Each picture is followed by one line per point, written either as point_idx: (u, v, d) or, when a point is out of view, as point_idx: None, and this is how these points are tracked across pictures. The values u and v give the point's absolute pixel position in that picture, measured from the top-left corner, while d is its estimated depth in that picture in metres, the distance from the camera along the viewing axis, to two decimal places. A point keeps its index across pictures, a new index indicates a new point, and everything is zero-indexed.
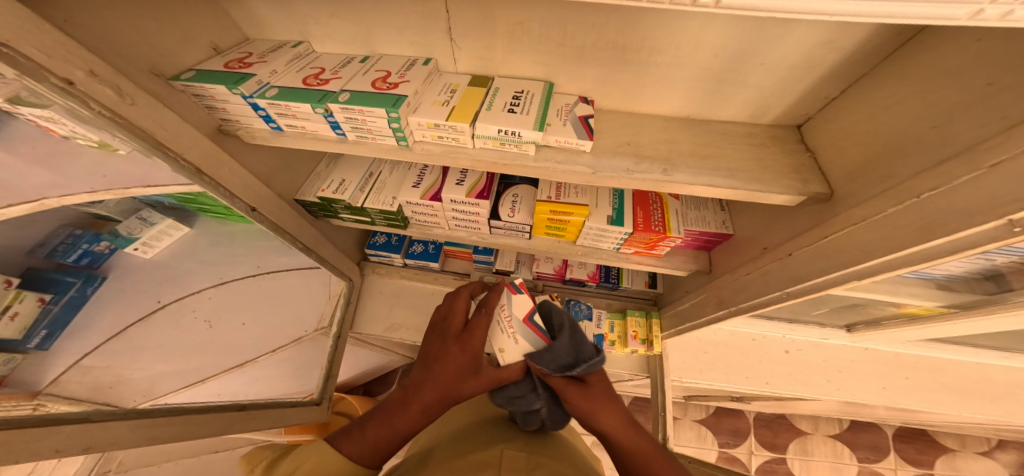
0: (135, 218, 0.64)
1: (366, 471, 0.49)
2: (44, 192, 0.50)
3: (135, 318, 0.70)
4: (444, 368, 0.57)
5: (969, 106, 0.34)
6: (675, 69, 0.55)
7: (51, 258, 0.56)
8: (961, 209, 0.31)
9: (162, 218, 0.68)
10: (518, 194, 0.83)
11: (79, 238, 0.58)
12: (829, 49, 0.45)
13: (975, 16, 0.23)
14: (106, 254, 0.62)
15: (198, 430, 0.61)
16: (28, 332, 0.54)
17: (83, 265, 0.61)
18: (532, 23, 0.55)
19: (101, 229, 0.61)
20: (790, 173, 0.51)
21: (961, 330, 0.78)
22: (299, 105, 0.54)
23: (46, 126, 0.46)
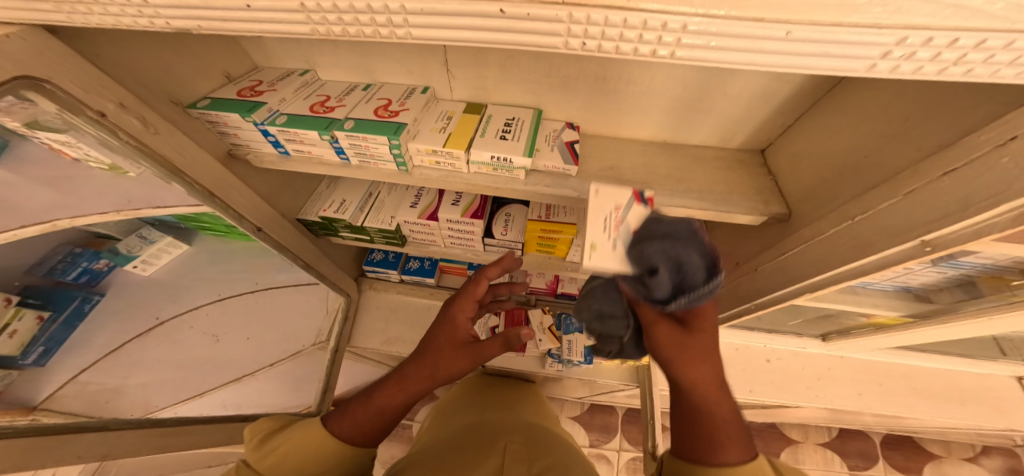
0: (134, 237, 0.70)
1: (356, 449, 0.50)
2: (54, 213, 0.56)
3: (129, 336, 0.77)
4: (432, 342, 0.55)
5: (894, 136, 0.39)
6: (650, 99, 0.61)
7: (49, 276, 0.61)
8: (886, 229, 0.36)
9: (162, 236, 0.74)
10: (511, 213, 0.88)
11: (79, 256, 0.64)
12: (782, 82, 0.52)
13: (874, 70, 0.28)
14: (104, 271, 0.69)
15: (203, 441, 0.62)
16: (27, 348, 0.59)
17: (83, 283, 0.67)
18: (520, 58, 0.61)
19: (100, 248, 0.66)
20: (755, 194, 0.57)
21: (925, 338, 0.84)
22: (307, 132, 0.58)
23: (59, 150, 0.50)
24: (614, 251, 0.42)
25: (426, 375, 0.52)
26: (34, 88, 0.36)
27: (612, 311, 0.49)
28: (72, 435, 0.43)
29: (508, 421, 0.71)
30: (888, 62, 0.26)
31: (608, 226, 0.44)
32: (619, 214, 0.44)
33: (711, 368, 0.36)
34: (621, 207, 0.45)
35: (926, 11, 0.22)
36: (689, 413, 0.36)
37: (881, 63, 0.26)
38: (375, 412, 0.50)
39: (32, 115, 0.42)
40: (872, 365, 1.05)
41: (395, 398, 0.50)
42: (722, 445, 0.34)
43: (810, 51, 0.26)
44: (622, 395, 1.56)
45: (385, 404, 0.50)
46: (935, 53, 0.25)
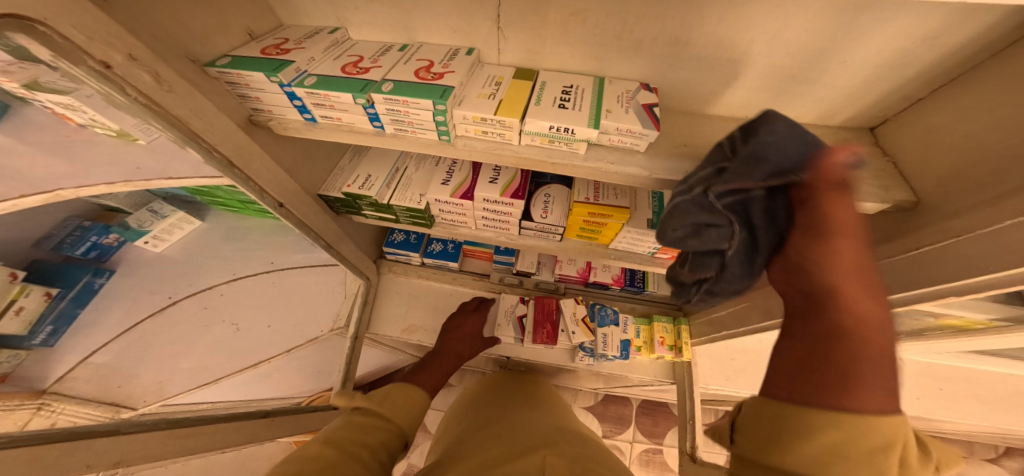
0: (144, 210, 0.67)
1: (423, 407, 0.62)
2: (59, 183, 0.47)
3: (146, 314, 0.72)
4: (462, 323, 1.02)
5: None
6: (745, 65, 0.51)
7: (58, 251, 0.57)
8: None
9: (173, 211, 0.71)
10: (551, 194, 0.80)
11: (88, 230, 0.60)
12: (927, 45, 0.42)
13: None
14: (113, 246, 0.66)
15: (221, 439, 0.58)
16: (34, 326, 0.54)
17: (91, 257, 0.63)
18: (590, 13, 0.51)
19: (110, 222, 0.63)
20: (870, 178, 0.48)
21: (1008, 343, 0.77)
22: (339, 94, 0.50)
23: (65, 114, 0.45)
24: (627, 113, 0.54)
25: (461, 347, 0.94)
26: (25, 30, 0.27)
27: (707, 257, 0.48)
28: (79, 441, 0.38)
29: (526, 420, 0.67)
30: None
31: (624, 100, 0.56)
32: (629, 95, 0.57)
33: (883, 335, 0.29)
34: (629, 91, 0.57)
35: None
36: (842, 360, 0.26)
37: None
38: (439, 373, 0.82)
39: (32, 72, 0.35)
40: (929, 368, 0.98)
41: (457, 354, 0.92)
42: (865, 385, 0.26)
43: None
44: (643, 387, 1.52)
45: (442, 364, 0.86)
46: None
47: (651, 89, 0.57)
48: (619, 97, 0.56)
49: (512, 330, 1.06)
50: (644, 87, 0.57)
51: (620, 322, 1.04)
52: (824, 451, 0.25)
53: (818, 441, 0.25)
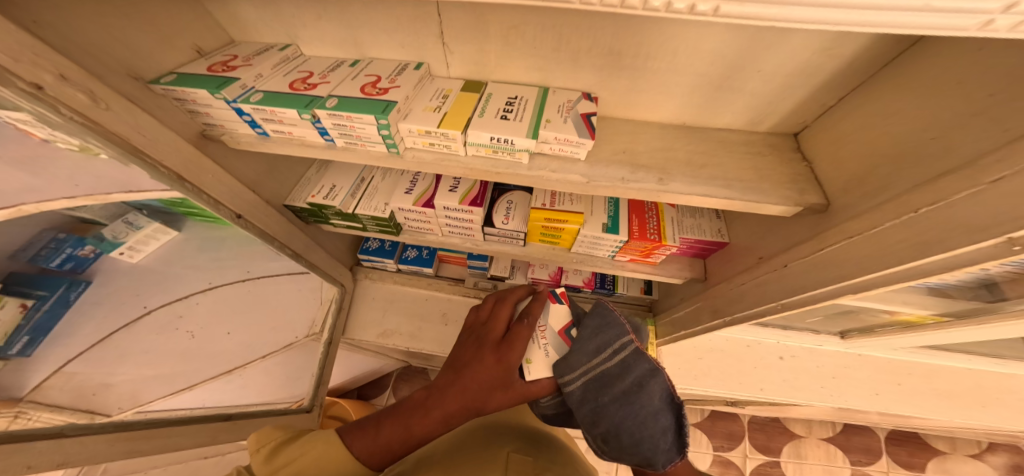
0: (118, 222, 0.60)
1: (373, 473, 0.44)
2: (21, 197, 0.47)
3: (117, 325, 0.65)
4: (467, 357, 0.51)
5: (974, 117, 0.33)
6: (673, 75, 0.54)
7: (33, 263, 0.51)
8: (959, 223, 0.30)
9: (149, 221, 0.65)
10: (513, 201, 0.82)
11: (62, 242, 0.54)
12: (829, 55, 0.45)
13: (984, 23, 0.22)
14: (90, 258, 0.58)
15: (180, 441, 0.62)
16: (8, 339, 0.49)
17: (66, 270, 0.56)
18: (526, 28, 0.53)
19: (85, 233, 0.57)
20: (787, 183, 0.51)
21: (955, 338, 0.80)
22: (285, 110, 0.52)
23: (25, 129, 0.44)
24: (565, 123, 0.56)
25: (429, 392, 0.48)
26: None
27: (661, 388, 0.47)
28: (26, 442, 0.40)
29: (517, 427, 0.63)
30: (1010, 18, 0.21)
31: (563, 110, 0.58)
32: (570, 105, 0.59)
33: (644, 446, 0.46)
34: (570, 100, 0.59)
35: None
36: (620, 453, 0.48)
37: (998, 20, 0.21)
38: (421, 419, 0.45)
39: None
40: (889, 363, 1.00)
41: (431, 429, 0.45)
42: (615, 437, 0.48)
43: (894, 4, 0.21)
44: None
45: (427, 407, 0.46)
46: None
47: (591, 99, 0.60)
48: (557, 107, 0.58)
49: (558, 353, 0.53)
50: (584, 97, 0.59)
51: None
52: None
53: None
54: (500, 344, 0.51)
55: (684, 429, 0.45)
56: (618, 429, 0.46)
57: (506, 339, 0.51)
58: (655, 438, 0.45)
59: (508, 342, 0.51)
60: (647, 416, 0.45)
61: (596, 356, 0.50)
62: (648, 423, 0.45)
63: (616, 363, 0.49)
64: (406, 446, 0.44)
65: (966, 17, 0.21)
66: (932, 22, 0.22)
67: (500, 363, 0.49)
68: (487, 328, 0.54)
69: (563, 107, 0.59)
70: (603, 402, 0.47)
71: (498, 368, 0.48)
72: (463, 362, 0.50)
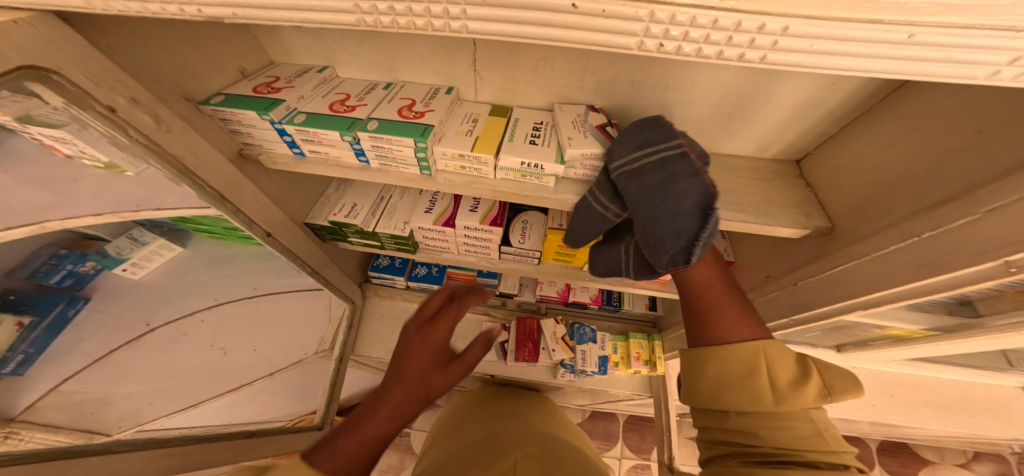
0: (122, 237, 0.61)
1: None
2: (44, 213, 0.48)
3: (120, 342, 0.66)
4: (404, 363, 0.47)
5: (959, 151, 0.38)
6: (689, 105, 0.59)
7: (31, 280, 0.52)
8: (960, 249, 0.35)
9: (154, 237, 0.65)
10: (529, 220, 0.86)
11: (64, 258, 0.55)
12: (832, 89, 0.50)
13: (990, 77, 0.25)
14: (89, 274, 0.59)
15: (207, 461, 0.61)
16: (7, 356, 0.50)
17: (65, 287, 0.57)
18: (555, 59, 0.57)
19: (87, 249, 0.58)
20: (793, 207, 0.56)
21: (943, 351, 0.85)
22: (328, 132, 0.54)
23: (53, 146, 0.45)
24: (586, 138, 0.57)
25: (378, 411, 0.43)
26: (39, 80, 0.32)
27: (696, 227, 0.45)
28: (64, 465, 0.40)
29: (521, 433, 0.66)
30: (1015, 69, 0.24)
31: (577, 124, 0.60)
32: (582, 119, 0.61)
33: (718, 285, 0.47)
34: (580, 113, 0.62)
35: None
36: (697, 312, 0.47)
37: (1006, 70, 0.24)
38: (367, 439, 0.41)
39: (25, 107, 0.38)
40: (880, 375, 1.06)
41: (388, 427, 0.42)
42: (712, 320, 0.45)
43: (913, 55, 0.24)
44: (628, 404, 1.53)
45: (380, 419, 0.43)
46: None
47: (598, 111, 0.62)
48: (570, 122, 0.60)
49: None
50: (592, 109, 0.62)
51: (598, 339, 1.09)
52: (714, 386, 0.42)
53: (711, 381, 0.42)
54: (426, 326, 0.51)
55: (705, 237, 0.44)
56: (643, 210, 0.49)
57: (433, 319, 0.51)
58: (668, 237, 0.46)
59: (435, 321, 0.51)
60: (672, 207, 0.46)
61: (638, 149, 0.51)
62: (671, 206, 0.46)
63: (654, 159, 0.49)
64: (370, 452, 0.41)
65: (975, 68, 0.24)
66: (948, 74, 0.26)
67: (438, 345, 0.49)
68: (421, 309, 0.53)
69: (575, 120, 0.61)
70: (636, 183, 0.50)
71: (430, 347, 0.49)
72: (399, 369, 0.47)
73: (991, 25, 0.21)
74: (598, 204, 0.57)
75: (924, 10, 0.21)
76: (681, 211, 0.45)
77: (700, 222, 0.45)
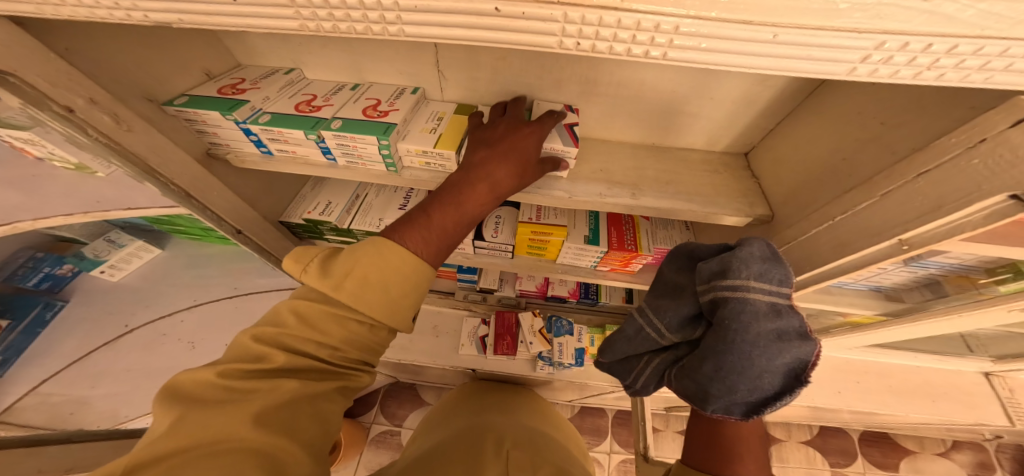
0: (102, 240, 0.84)
1: (428, 271, 0.42)
2: (18, 215, 0.56)
3: (99, 343, 0.88)
4: (476, 160, 0.49)
5: (868, 141, 0.42)
6: (641, 102, 0.61)
7: (10, 282, 0.75)
8: (866, 229, 0.39)
9: (129, 241, 0.88)
10: (502, 216, 0.88)
11: (38, 260, 0.80)
12: (765, 86, 0.54)
13: (852, 70, 0.29)
14: (67, 275, 0.86)
15: None
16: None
17: (44, 289, 0.83)
18: (512, 59, 0.60)
19: (61, 251, 0.83)
20: (739, 197, 0.59)
21: (900, 336, 0.89)
22: (291, 131, 0.56)
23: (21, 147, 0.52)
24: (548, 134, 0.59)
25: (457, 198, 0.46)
26: None
27: (770, 393, 0.37)
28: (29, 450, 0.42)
29: (500, 423, 0.70)
30: (868, 66, 0.28)
31: None
32: None
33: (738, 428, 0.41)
34: None
35: (909, 20, 0.24)
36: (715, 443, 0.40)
37: (863, 65, 0.28)
38: (450, 225, 0.44)
39: None
40: (848, 362, 1.09)
41: (457, 224, 0.45)
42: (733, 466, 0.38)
43: (788, 53, 0.29)
44: (612, 398, 1.55)
45: (465, 203, 0.46)
46: (917, 50, 0.26)
47: (572, 112, 0.63)
48: None
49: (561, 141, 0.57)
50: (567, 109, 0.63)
51: (576, 332, 1.13)
52: None
53: None
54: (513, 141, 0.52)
55: (779, 402, 0.36)
56: (725, 362, 0.37)
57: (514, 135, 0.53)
58: (736, 390, 0.37)
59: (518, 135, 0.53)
60: (757, 368, 0.36)
61: (757, 276, 0.36)
62: (757, 363, 0.36)
63: (771, 304, 0.36)
64: (452, 235, 0.45)
65: (836, 63, 0.28)
66: (819, 67, 0.29)
67: (508, 152, 0.50)
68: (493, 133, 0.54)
69: None
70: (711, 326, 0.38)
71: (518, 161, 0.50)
72: (472, 168, 0.48)
73: (837, 25, 0.25)
74: (652, 329, 0.47)
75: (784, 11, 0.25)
76: (756, 373, 0.36)
77: (785, 384, 0.36)
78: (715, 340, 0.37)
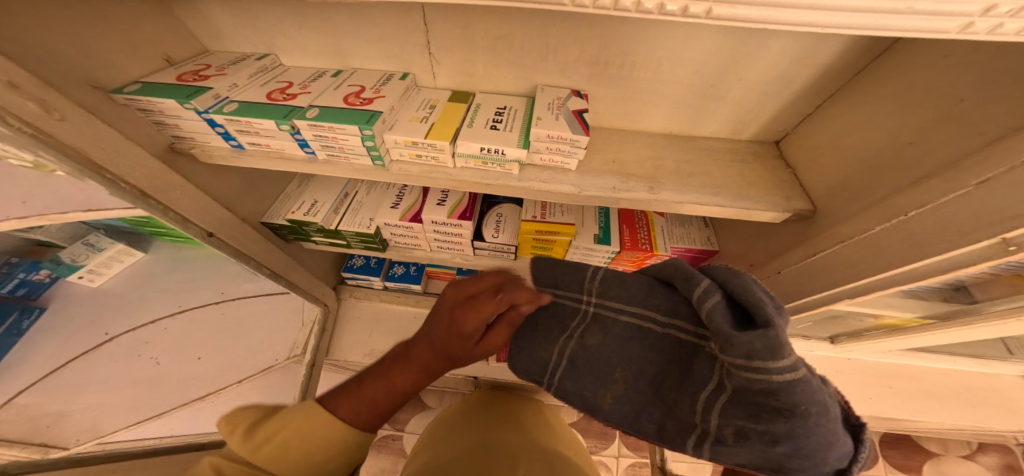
0: (79, 245, 0.69)
1: (360, 435, 0.39)
2: None
3: (66, 357, 0.74)
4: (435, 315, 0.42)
5: (944, 120, 0.34)
6: (659, 83, 0.54)
7: None
8: (948, 226, 0.31)
9: (112, 245, 0.74)
10: (503, 214, 0.80)
11: (17, 267, 0.66)
12: (805, 64, 0.46)
13: (964, 27, 0.22)
14: (44, 282, 0.73)
15: None
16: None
17: (19, 296, 0.70)
18: (513, 37, 0.53)
19: (38, 257, 0.70)
20: (774, 189, 0.52)
21: (941, 340, 0.81)
22: (262, 121, 0.49)
23: None
24: (557, 121, 0.52)
25: (428, 351, 0.41)
26: None
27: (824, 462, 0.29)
28: None
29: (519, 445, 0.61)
30: (988, 21, 0.21)
31: (553, 107, 0.54)
32: (560, 102, 0.55)
33: None
34: (560, 97, 0.56)
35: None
36: None
37: (978, 22, 0.21)
38: (388, 395, 0.40)
39: None
40: (877, 366, 1.01)
41: (416, 382, 0.41)
42: None
43: (879, 5, 0.21)
44: None
45: (408, 377, 0.41)
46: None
47: (580, 96, 0.57)
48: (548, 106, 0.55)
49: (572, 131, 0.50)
50: (574, 94, 0.56)
51: None
52: None
53: None
54: (468, 303, 0.40)
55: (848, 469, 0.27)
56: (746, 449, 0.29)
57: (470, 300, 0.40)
58: (823, 464, 0.26)
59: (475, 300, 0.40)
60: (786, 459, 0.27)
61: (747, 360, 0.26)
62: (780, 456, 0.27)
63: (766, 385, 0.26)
64: (384, 405, 0.40)
65: (945, 21, 0.21)
66: (920, 20, 0.22)
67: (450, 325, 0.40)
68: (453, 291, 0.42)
69: (552, 101, 0.56)
70: (747, 396, 0.27)
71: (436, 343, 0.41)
72: (411, 353, 0.42)
73: None
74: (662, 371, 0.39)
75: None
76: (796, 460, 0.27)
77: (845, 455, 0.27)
78: (786, 424, 0.25)
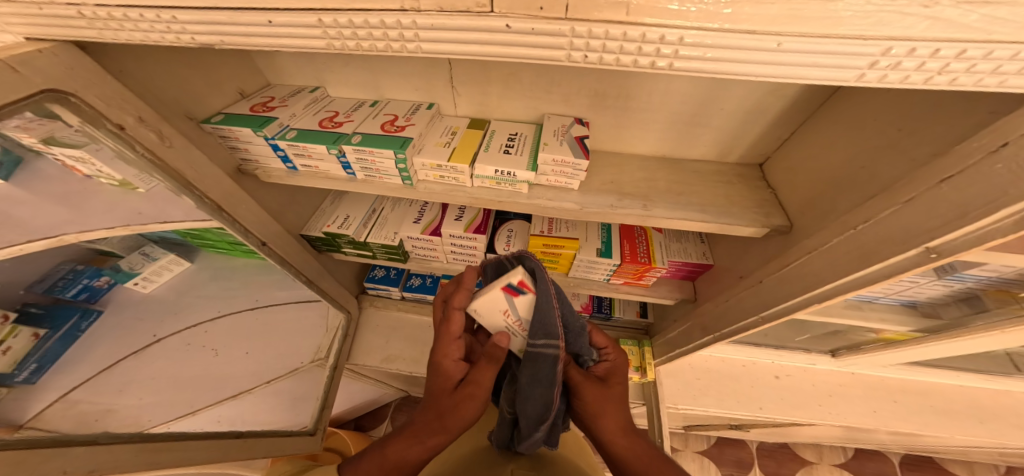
0: (136, 254, 0.66)
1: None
2: (63, 229, 0.49)
3: (125, 353, 0.69)
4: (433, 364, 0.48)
5: (885, 148, 0.41)
6: (651, 113, 0.62)
7: (49, 294, 0.56)
8: (890, 237, 0.37)
9: (165, 253, 0.71)
10: (514, 229, 0.88)
11: (80, 273, 0.60)
12: (776, 95, 0.54)
13: (860, 78, 0.29)
14: (104, 288, 0.64)
15: (203, 457, 0.63)
16: (20, 365, 0.52)
17: (80, 300, 0.62)
18: (523, 75, 0.62)
19: (102, 265, 0.62)
20: (755, 207, 0.58)
21: (942, 353, 0.83)
22: (315, 146, 0.59)
23: (72, 166, 0.49)
24: (561, 145, 0.61)
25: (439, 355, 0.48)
26: (59, 101, 0.37)
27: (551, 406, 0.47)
28: (64, 448, 0.44)
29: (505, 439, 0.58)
30: (877, 72, 0.28)
31: (558, 134, 0.63)
32: (564, 129, 0.64)
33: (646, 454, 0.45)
34: (564, 126, 0.65)
35: (904, 24, 0.25)
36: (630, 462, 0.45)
37: (869, 72, 0.28)
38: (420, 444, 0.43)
39: (50, 131, 0.42)
40: (882, 381, 1.02)
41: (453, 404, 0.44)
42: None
43: (797, 60, 0.29)
44: None
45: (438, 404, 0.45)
46: (926, 55, 0.26)
47: (583, 124, 0.65)
48: (553, 132, 0.64)
49: (574, 154, 0.59)
50: (577, 122, 0.65)
51: None
52: None
53: None
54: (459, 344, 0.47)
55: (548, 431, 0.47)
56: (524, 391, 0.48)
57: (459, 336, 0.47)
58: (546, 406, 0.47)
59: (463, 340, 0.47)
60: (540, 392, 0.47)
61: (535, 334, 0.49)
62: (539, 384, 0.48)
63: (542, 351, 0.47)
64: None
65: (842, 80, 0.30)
66: (829, 73, 0.29)
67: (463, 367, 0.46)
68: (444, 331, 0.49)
69: (557, 129, 0.64)
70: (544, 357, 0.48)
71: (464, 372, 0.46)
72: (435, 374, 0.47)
73: (842, 33, 0.26)
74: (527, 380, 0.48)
75: (783, 20, 0.26)
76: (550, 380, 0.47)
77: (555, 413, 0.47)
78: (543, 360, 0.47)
